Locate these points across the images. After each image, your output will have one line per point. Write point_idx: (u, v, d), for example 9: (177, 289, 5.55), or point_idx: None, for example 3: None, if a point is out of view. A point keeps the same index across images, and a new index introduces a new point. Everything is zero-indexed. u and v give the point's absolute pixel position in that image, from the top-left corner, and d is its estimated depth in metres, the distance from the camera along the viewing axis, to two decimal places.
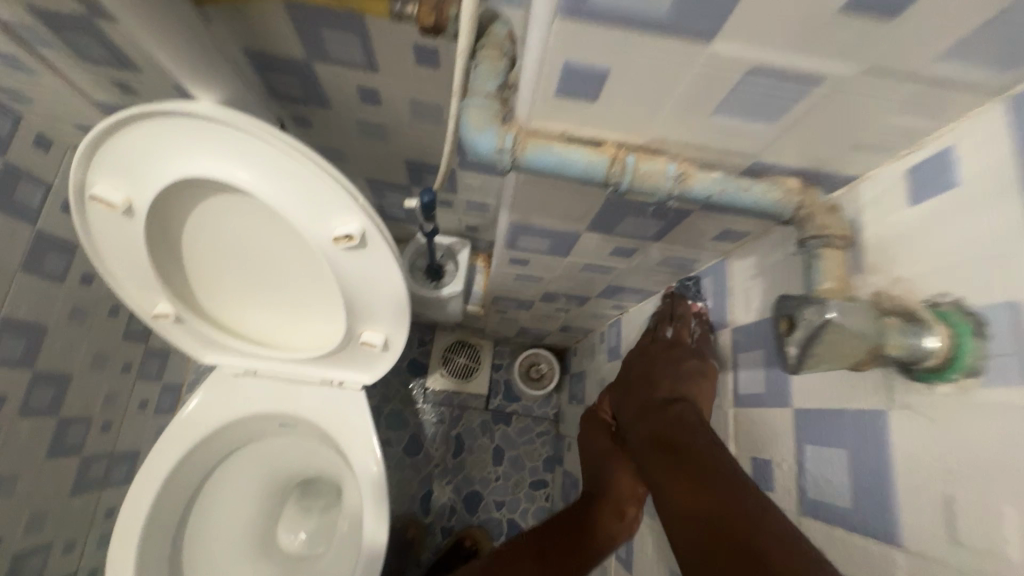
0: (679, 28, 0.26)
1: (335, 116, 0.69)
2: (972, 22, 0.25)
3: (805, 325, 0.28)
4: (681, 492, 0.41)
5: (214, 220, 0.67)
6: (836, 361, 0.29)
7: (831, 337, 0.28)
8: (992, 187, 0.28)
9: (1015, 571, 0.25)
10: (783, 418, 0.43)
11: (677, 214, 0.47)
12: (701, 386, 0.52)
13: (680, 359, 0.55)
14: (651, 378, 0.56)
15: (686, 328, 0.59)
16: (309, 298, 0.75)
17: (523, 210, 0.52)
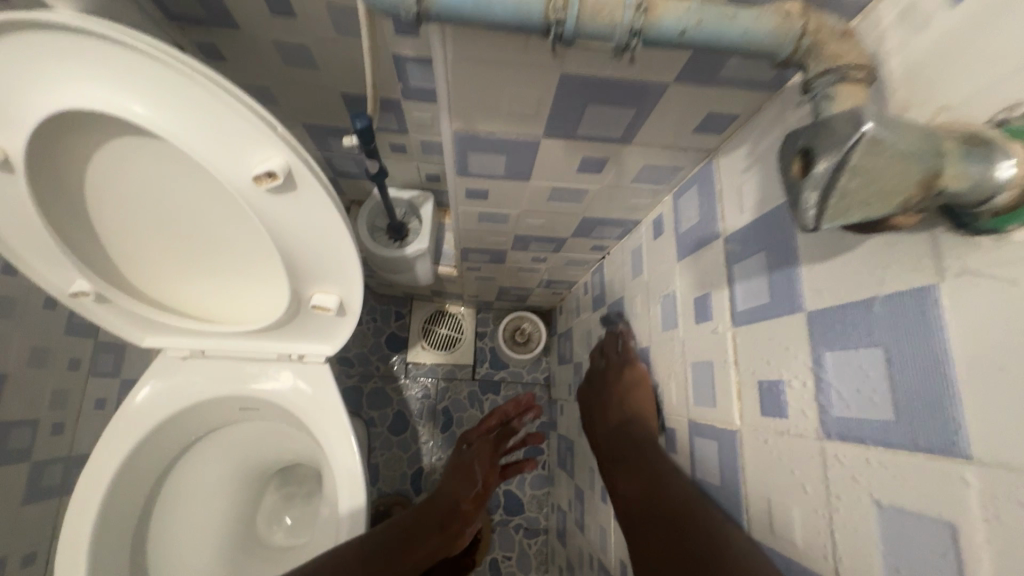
0: None
1: (247, 40, 0.59)
2: None
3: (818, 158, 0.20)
4: (629, 490, 0.51)
5: (117, 171, 0.57)
6: (869, 205, 0.20)
7: (865, 167, 0.19)
8: None
9: None
10: (794, 329, 0.35)
11: (650, 92, 0.38)
12: (638, 394, 0.61)
13: (616, 381, 0.65)
14: (602, 405, 0.67)
15: (614, 349, 0.71)
16: (246, 259, 0.66)
17: (465, 113, 0.43)
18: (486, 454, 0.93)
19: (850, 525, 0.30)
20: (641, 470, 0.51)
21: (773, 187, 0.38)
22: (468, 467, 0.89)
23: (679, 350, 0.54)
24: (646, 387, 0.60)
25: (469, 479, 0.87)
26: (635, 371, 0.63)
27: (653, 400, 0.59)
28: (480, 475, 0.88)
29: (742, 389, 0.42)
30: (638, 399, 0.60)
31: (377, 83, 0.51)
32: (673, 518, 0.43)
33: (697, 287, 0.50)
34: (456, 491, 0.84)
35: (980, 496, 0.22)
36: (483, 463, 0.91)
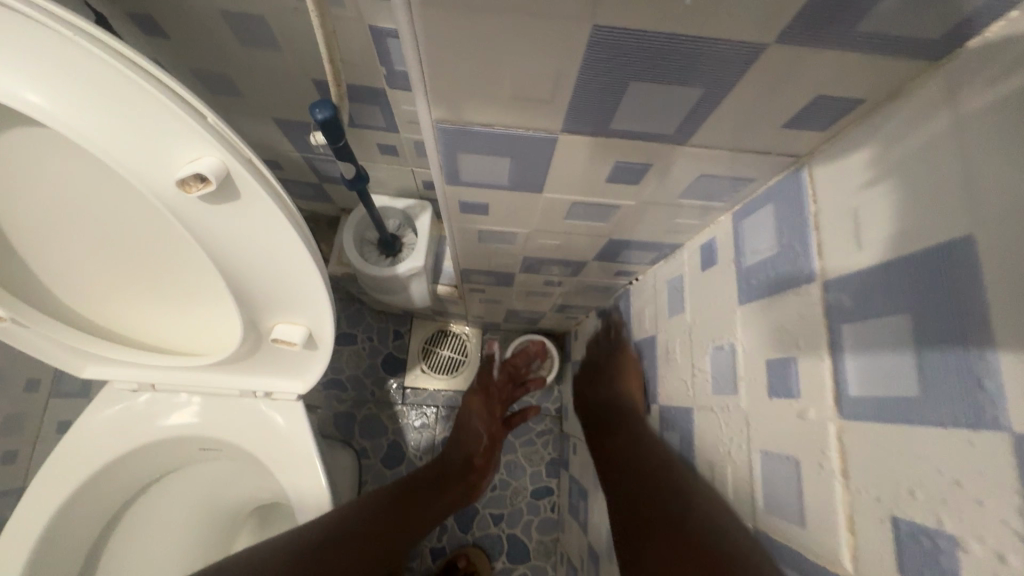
0: None
1: (189, 9, 0.47)
2: None
3: None
4: (611, 453, 0.57)
5: (16, 173, 0.45)
6: None
7: None
8: None
9: None
10: (983, 457, 0.21)
11: (732, 61, 0.24)
12: (625, 368, 0.66)
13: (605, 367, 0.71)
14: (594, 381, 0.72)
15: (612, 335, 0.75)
16: (192, 282, 0.54)
17: (452, 97, 0.30)
18: (482, 410, 0.96)
19: None
20: (628, 444, 0.55)
21: (927, 212, 0.24)
22: (468, 420, 0.94)
23: (739, 426, 0.40)
24: (630, 358, 0.66)
25: (473, 435, 0.91)
26: (625, 355, 0.68)
27: (637, 372, 0.64)
28: (483, 427, 0.93)
29: (857, 518, 0.27)
30: (625, 374, 0.66)
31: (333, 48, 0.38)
32: (646, 474, 0.49)
33: (771, 347, 0.36)
34: (466, 447, 0.89)
35: None
36: (484, 419, 0.94)
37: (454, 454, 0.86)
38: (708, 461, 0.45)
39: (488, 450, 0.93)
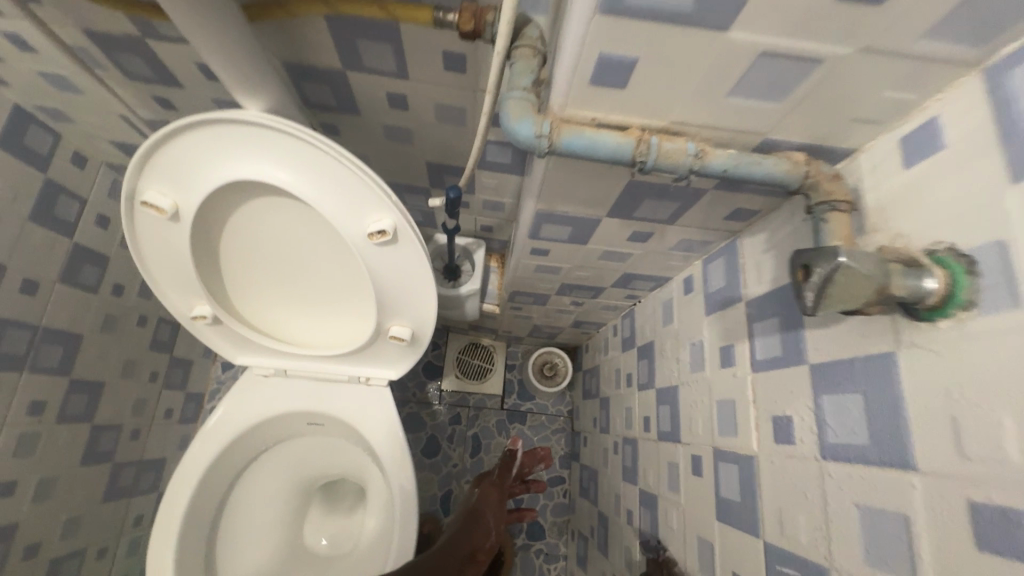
0: (700, 20, 0.30)
1: (363, 122, 0.73)
2: (945, 6, 0.28)
3: (819, 273, 0.32)
4: None
5: (256, 221, 0.71)
6: (849, 303, 0.33)
7: (844, 280, 0.31)
8: (974, 146, 0.32)
9: (1011, 468, 0.28)
10: (799, 378, 0.47)
11: (694, 193, 0.51)
12: None
13: None
14: None
15: (666, 558, 0.70)
16: (344, 295, 0.80)
17: (550, 198, 0.56)
18: (495, 501, 1.00)
19: (835, 521, 0.41)
20: None
21: (784, 267, 0.50)
22: (480, 515, 0.92)
23: (705, 389, 0.65)
24: None
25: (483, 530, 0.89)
26: None
27: None
28: (491, 522, 0.92)
29: (759, 421, 0.53)
30: None
31: (475, 166, 0.67)
32: None
33: (722, 339, 0.62)
34: (474, 540, 0.85)
35: (922, 496, 0.33)
36: (493, 510, 0.96)
37: (460, 542, 0.82)
38: (687, 416, 0.70)
39: (489, 548, 0.89)
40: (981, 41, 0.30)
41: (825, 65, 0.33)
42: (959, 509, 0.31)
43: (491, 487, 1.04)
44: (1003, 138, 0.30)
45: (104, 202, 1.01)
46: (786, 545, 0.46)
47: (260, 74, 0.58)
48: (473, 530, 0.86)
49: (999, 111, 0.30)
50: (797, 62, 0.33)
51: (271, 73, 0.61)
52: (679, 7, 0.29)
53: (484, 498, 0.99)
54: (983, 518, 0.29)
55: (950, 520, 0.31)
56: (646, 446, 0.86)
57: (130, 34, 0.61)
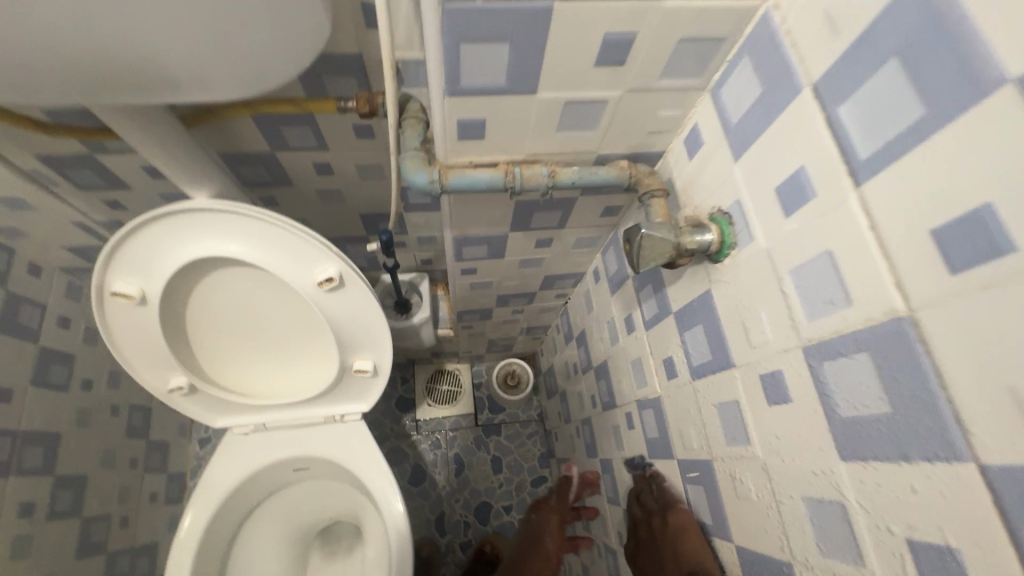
0: (515, 91, 0.44)
1: (297, 190, 0.84)
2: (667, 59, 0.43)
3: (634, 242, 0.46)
4: None
5: (216, 291, 0.80)
6: (659, 258, 0.47)
7: (650, 243, 0.45)
8: (716, 141, 0.47)
9: (771, 346, 0.42)
10: (670, 325, 0.61)
11: (570, 202, 0.65)
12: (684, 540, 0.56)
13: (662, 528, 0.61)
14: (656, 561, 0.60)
15: (651, 499, 0.67)
16: (307, 341, 0.89)
17: (461, 225, 0.69)
18: (553, 525, 0.99)
19: (707, 423, 0.54)
20: None
21: None
22: (540, 541, 0.96)
23: (623, 356, 0.79)
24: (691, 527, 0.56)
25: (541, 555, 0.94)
26: (678, 516, 0.58)
27: (703, 539, 0.55)
28: (552, 546, 0.96)
29: (657, 368, 0.66)
30: (687, 544, 0.55)
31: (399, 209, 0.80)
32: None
33: (625, 312, 0.75)
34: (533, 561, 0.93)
35: (741, 384, 0.47)
36: (551, 530, 0.98)
37: None
38: (617, 382, 0.83)
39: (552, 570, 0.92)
40: (701, 74, 0.45)
41: (611, 104, 0.48)
42: (757, 384, 0.44)
43: (549, 509, 1.03)
44: (727, 134, 0.45)
45: (63, 304, 1.07)
46: (688, 456, 0.59)
47: (202, 167, 0.69)
48: (533, 554, 0.94)
49: (722, 117, 0.45)
50: (592, 105, 0.47)
51: (211, 164, 0.72)
52: (496, 85, 0.43)
53: (543, 523, 1.00)
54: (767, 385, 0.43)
55: (755, 394, 0.45)
56: (598, 420, 0.98)
57: (81, 153, 0.71)
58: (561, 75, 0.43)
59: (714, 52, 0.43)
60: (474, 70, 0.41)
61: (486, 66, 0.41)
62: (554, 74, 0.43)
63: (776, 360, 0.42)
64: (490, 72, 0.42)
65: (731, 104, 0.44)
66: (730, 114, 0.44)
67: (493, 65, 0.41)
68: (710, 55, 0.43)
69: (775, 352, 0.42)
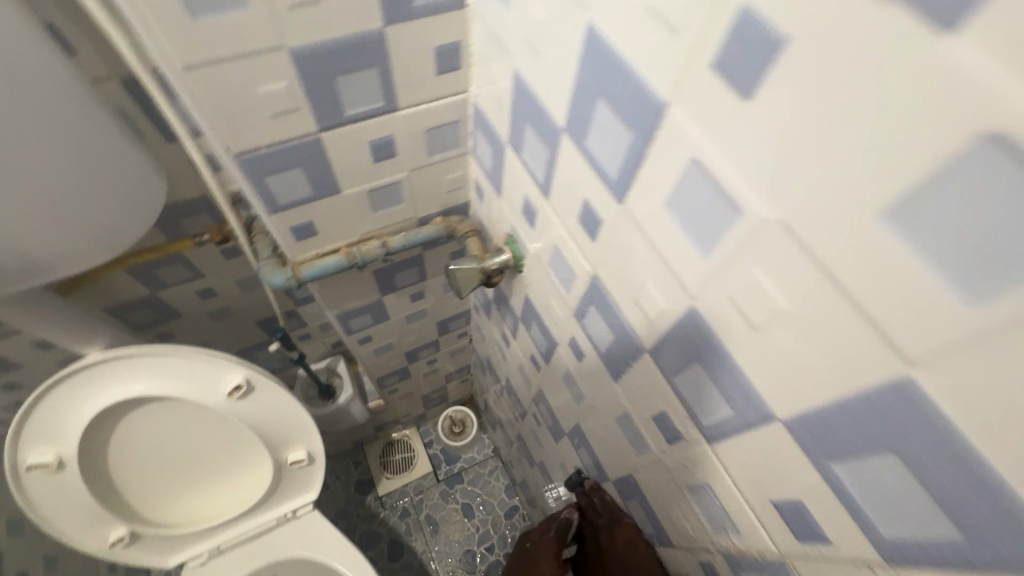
0: (323, 195, 0.57)
1: (189, 320, 0.92)
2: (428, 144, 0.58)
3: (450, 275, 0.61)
4: None
5: (133, 433, 0.84)
6: (472, 282, 0.62)
7: (461, 272, 0.61)
8: (489, 188, 0.62)
9: (566, 322, 0.56)
10: (523, 331, 0.74)
11: (418, 259, 0.78)
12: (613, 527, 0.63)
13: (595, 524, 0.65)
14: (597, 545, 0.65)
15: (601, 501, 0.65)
16: (237, 450, 0.95)
17: (336, 302, 0.80)
18: None
19: (566, 396, 0.66)
20: None
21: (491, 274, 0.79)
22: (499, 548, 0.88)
23: (514, 368, 0.91)
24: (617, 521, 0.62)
25: None
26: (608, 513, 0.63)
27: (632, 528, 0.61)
28: None
29: (532, 369, 0.79)
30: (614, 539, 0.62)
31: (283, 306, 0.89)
32: None
33: (501, 332, 0.88)
34: None
35: (566, 356, 0.60)
36: None
37: None
38: (520, 392, 0.95)
39: None
40: (459, 145, 0.60)
41: (405, 183, 0.62)
42: (572, 353, 0.58)
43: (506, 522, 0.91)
44: (491, 182, 0.60)
45: None
46: (569, 429, 0.71)
47: (89, 327, 0.76)
48: None
49: (484, 171, 0.60)
50: (390, 188, 0.61)
51: (98, 321, 0.78)
52: (305, 195, 0.56)
53: None
54: (576, 351, 0.57)
55: (574, 361, 0.58)
56: (525, 431, 1.09)
57: None
58: (353, 175, 0.57)
59: (458, 130, 0.58)
60: (282, 191, 0.54)
61: (291, 186, 0.54)
62: (347, 176, 0.56)
63: (571, 330, 0.55)
64: (296, 189, 0.55)
65: (484, 161, 0.59)
66: (487, 168, 0.59)
67: (296, 184, 0.54)
68: (456, 133, 0.58)
69: (568, 326, 0.55)
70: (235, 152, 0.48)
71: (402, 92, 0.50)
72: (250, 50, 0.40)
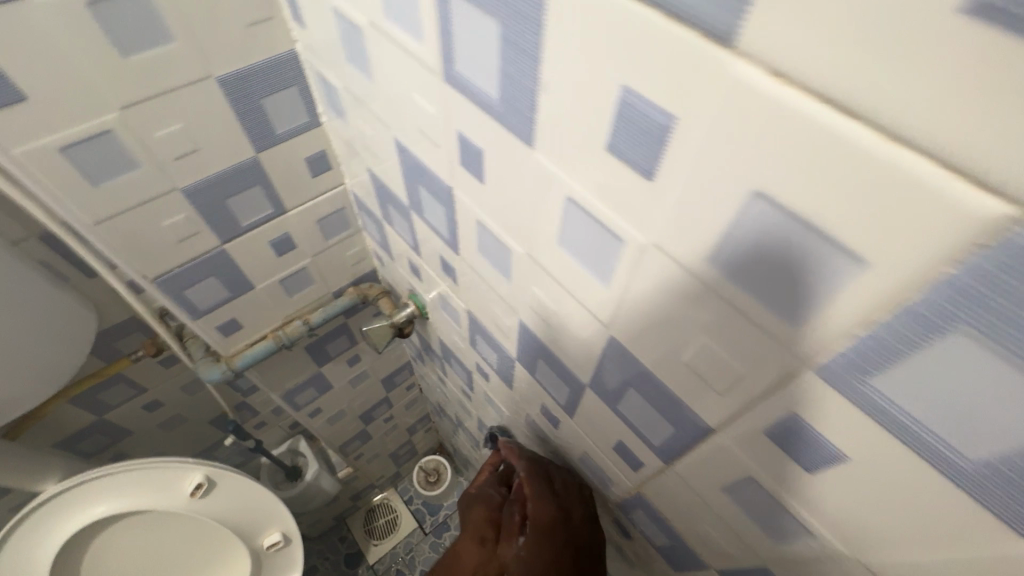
0: (239, 293, 0.66)
1: (141, 435, 0.95)
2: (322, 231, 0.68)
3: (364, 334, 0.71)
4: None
5: (103, 553, 0.87)
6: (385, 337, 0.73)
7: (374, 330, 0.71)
8: (385, 255, 0.72)
9: (469, 352, 0.66)
10: (449, 369, 0.83)
11: (345, 328, 0.87)
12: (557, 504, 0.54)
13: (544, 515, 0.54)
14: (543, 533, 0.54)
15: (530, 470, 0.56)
16: (211, 546, 0.97)
17: (276, 383, 0.88)
18: None
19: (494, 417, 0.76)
20: None
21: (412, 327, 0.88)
22: None
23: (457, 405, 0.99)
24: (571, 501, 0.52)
25: None
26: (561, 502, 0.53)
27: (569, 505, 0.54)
28: None
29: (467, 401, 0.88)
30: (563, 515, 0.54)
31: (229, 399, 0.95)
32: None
33: (437, 375, 0.97)
34: None
35: (481, 381, 0.70)
36: None
37: None
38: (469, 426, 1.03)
39: None
40: (351, 226, 0.71)
41: (311, 266, 0.71)
42: (482, 377, 0.68)
43: None
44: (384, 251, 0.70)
45: None
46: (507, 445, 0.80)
47: (40, 463, 0.79)
48: None
49: (377, 243, 0.71)
50: (299, 273, 0.70)
51: (49, 456, 0.82)
52: (222, 297, 0.65)
53: None
54: (484, 374, 0.67)
55: (486, 383, 0.68)
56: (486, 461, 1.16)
57: None
58: (261, 270, 0.66)
59: (345, 214, 0.69)
60: (201, 298, 0.63)
61: (208, 293, 0.63)
62: (256, 273, 0.65)
63: (475, 358, 0.66)
64: (214, 293, 0.63)
65: (374, 236, 0.70)
66: (378, 240, 0.70)
67: (213, 290, 0.63)
68: (345, 217, 0.69)
69: (472, 355, 0.66)
70: (151, 277, 0.56)
71: (287, 197, 0.60)
72: (146, 198, 0.50)
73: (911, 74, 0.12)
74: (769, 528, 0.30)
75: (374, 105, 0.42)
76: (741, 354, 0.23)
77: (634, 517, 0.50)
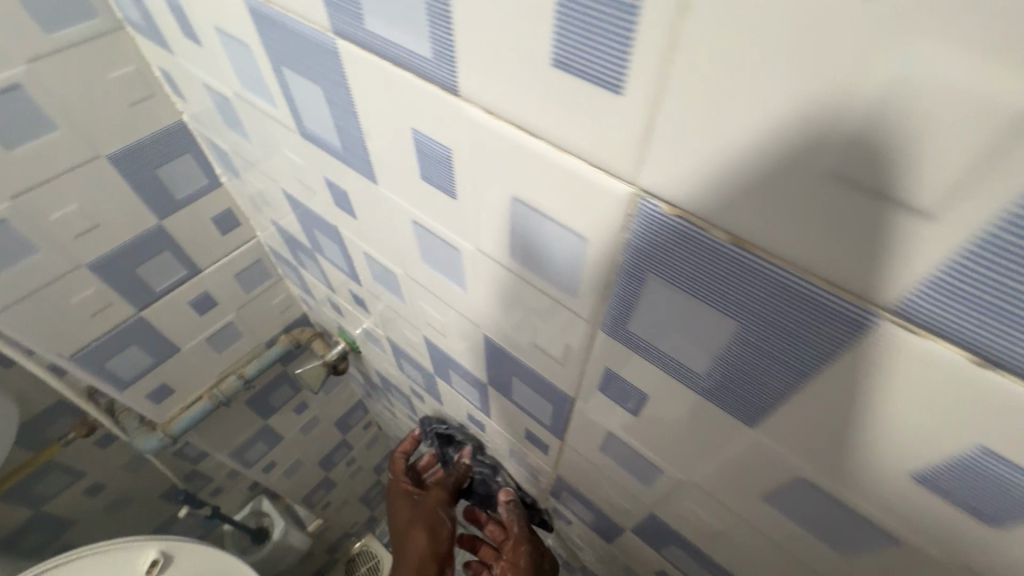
0: (165, 357, 0.67)
1: (85, 523, 0.92)
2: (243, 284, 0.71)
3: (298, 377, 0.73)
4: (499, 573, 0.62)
5: None
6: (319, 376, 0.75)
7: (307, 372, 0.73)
8: (309, 299, 0.75)
9: (401, 377, 0.69)
10: (392, 399, 0.86)
11: (285, 375, 0.88)
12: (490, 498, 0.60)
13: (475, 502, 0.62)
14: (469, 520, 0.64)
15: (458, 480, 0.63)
16: None
17: (222, 442, 0.88)
18: None
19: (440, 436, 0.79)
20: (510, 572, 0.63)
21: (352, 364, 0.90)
22: None
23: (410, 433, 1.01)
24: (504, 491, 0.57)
25: None
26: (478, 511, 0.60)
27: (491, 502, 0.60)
28: None
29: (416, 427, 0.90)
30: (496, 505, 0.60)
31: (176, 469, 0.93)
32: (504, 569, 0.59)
33: (385, 408, 0.99)
34: None
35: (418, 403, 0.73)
36: None
37: None
38: None
39: None
40: (272, 275, 0.74)
41: (237, 320, 0.73)
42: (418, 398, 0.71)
43: None
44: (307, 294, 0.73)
45: None
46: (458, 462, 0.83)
47: None
48: None
49: (299, 289, 0.74)
50: (226, 328, 0.72)
51: None
52: (148, 363, 0.66)
53: None
54: (418, 396, 0.70)
55: (423, 404, 0.72)
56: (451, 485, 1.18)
57: None
58: (185, 331, 0.67)
59: (264, 266, 0.72)
60: (125, 368, 0.63)
61: (132, 361, 0.64)
62: (180, 334, 0.67)
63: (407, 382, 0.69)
64: (138, 361, 0.64)
65: (295, 281, 0.73)
66: (299, 285, 0.73)
67: (137, 358, 0.64)
68: (263, 268, 0.72)
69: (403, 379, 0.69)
70: (68, 354, 0.57)
71: (200, 256, 0.63)
72: (50, 277, 0.51)
73: (543, 109, 0.18)
74: (638, 475, 0.35)
75: (258, 163, 0.46)
76: (559, 327, 0.28)
77: (564, 499, 0.54)
